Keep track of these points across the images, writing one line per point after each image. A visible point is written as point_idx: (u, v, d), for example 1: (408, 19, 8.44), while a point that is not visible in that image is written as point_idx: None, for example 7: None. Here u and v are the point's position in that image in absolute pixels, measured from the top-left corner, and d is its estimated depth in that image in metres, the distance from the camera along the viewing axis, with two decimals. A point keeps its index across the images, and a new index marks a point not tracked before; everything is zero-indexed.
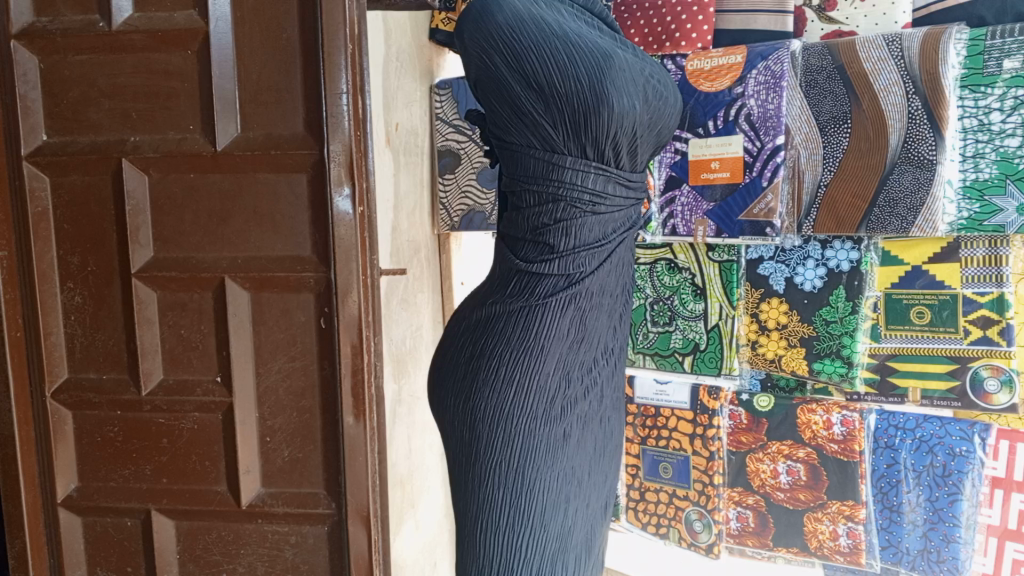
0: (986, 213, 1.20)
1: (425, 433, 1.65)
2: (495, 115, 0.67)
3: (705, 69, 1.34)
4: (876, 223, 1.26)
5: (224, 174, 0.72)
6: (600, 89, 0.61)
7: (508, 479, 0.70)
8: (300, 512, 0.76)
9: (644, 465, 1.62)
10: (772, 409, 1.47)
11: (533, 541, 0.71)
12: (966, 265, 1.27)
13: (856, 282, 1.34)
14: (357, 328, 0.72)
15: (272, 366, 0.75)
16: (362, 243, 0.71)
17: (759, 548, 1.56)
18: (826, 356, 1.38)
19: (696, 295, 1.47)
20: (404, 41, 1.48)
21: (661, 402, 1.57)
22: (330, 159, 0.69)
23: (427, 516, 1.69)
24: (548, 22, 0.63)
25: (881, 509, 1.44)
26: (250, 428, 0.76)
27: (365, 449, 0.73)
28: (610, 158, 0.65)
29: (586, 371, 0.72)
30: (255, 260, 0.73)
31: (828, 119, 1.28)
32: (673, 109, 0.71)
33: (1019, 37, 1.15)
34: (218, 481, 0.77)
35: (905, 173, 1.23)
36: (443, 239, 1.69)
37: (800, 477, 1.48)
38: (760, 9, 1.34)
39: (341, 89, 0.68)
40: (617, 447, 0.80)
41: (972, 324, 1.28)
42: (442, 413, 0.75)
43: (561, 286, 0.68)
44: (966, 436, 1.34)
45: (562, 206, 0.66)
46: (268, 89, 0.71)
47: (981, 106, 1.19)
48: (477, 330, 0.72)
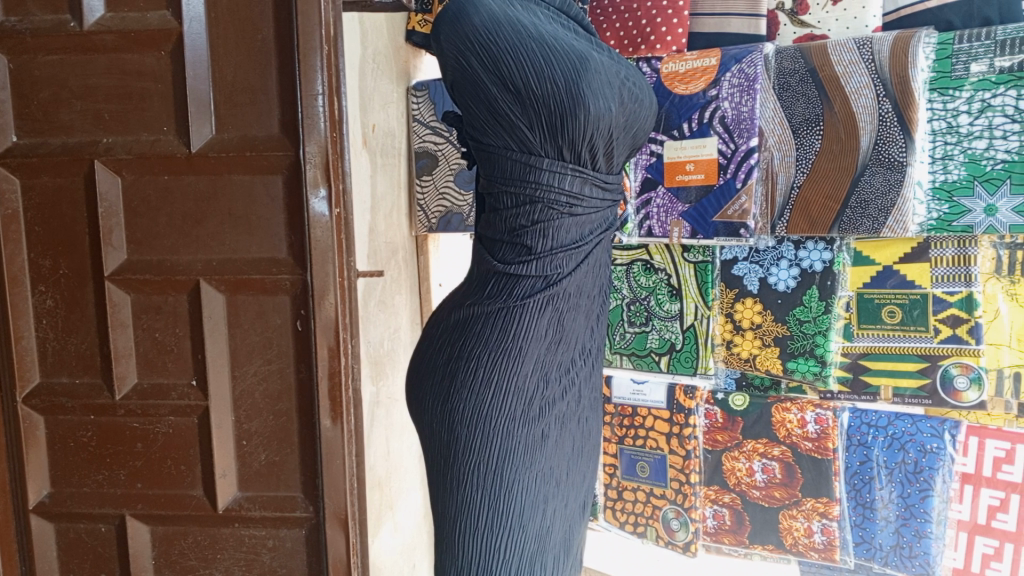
0: (955, 214, 1.22)
1: (403, 435, 1.65)
2: (472, 117, 0.67)
3: (680, 72, 1.36)
4: (848, 224, 1.28)
5: (198, 175, 0.72)
6: (576, 91, 0.61)
7: (487, 480, 0.70)
8: (278, 516, 0.76)
9: (622, 464, 1.63)
10: (747, 408, 1.48)
11: (512, 541, 0.71)
12: (936, 265, 1.29)
13: (829, 282, 1.36)
14: (334, 331, 0.71)
15: (248, 369, 0.74)
16: (339, 245, 0.71)
17: (735, 546, 1.57)
18: (800, 355, 1.40)
19: (672, 296, 1.48)
20: (380, 42, 1.48)
21: (637, 402, 1.57)
22: (306, 160, 0.69)
23: (406, 518, 1.69)
24: (524, 24, 0.64)
25: (855, 505, 1.45)
26: (226, 431, 0.75)
27: (342, 452, 0.73)
28: (587, 159, 0.66)
29: (564, 371, 0.72)
30: (231, 262, 0.72)
31: (801, 122, 1.30)
32: (649, 112, 0.71)
33: (986, 41, 1.17)
34: (194, 486, 0.77)
35: (876, 175, 1.25)
36: (421, 241, 1.69)
37: (775, 474, 1.49)
38: (734, 12, 1.35)
39: (317, 90, 0.68)
40: (595, 446, 0.80)
41: (942, 323, 1.30)
42: (421, 415, 0.75)
43: (538, 288, 0.68)
44: (937, 434, 1.37)
45: (539, 208, 0.66)
46: (243, 90, 0.70)
47: (949, 109, 1.21)
48: (455, 331, 0.72)
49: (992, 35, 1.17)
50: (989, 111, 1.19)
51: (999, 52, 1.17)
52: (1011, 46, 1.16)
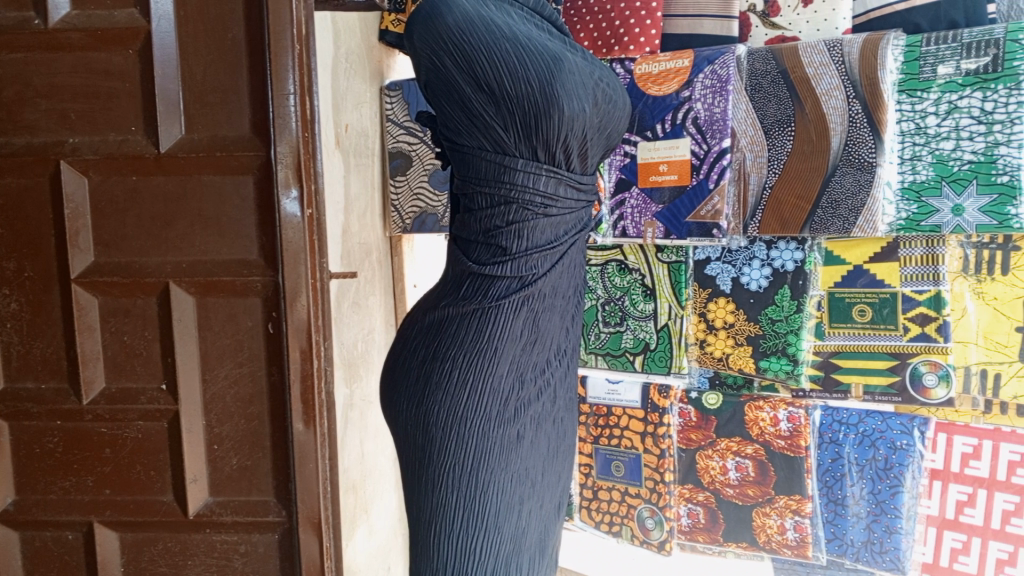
0: (923, 213, 1.24)
1: (378, 437, 1.64)
2: (446, 117, 0.66)
3: (653, 73, 1.37)
4: (819, 224, 1.29)
5: (168, 176, 0.71)
6: (550, 92, 0.61)
7: (462, 481, 0.70)
8: (250, 521, 0.75)
9: (597, 464, 1.64)
10: (721, 406, 1.50)
11: (487, 543, 0.70)
12: (905, 264, 1.31)
13: (800, 281, 1.37)
14: (306, 333, 0.70)
15: (219, 372, 0.73)
16: (311, 246, 0.70)
17: (709, 544, 1.58)
18: (772, 354, 1.41)
19: (646, 296, 1.49)
20: (353, 41, 1.47)
21: (612, 401, 1.58)
22: (277, 160, 0.68)
23: (381, 520, 1.68)
24: (497, 23, 0.63)
25: (826, 502, 1.47)
26: (196, 435, 0.74)
27: (315, 456, 0.72)
28: (561, 160, 0.65)
29: (539, 372, 0.72)
30: (200, 264, 0.71)
31: (773, 123, 1.31)
32: (622, 113, 0.71)
33: (952, 43, 1.19)
34: (163, 491, 0.75)
35: (846, 175, 1.26)
36: (395, 242, 1.68)
37: (749, 473, 1.50)
38: (707, 14, 1.36)
39: (288, 89, 0.67)
40: (570, 447, 0.80)
41: (911, 321, 1.31)
42: (395, 417, 0.74)
43: (513, 289, 0.68)
44: (907, 430, 1.39)
45: (513, 209, 0.66)
46: (213, 90, 0.69)
47: (917, 111, 1.23)
48: (430, 333, 0.72)
49: (958, 37, 1.19)
50: (956, 112, 1.20)
51: (965, 54, 1.19)
52: (977, 48, 1.18)
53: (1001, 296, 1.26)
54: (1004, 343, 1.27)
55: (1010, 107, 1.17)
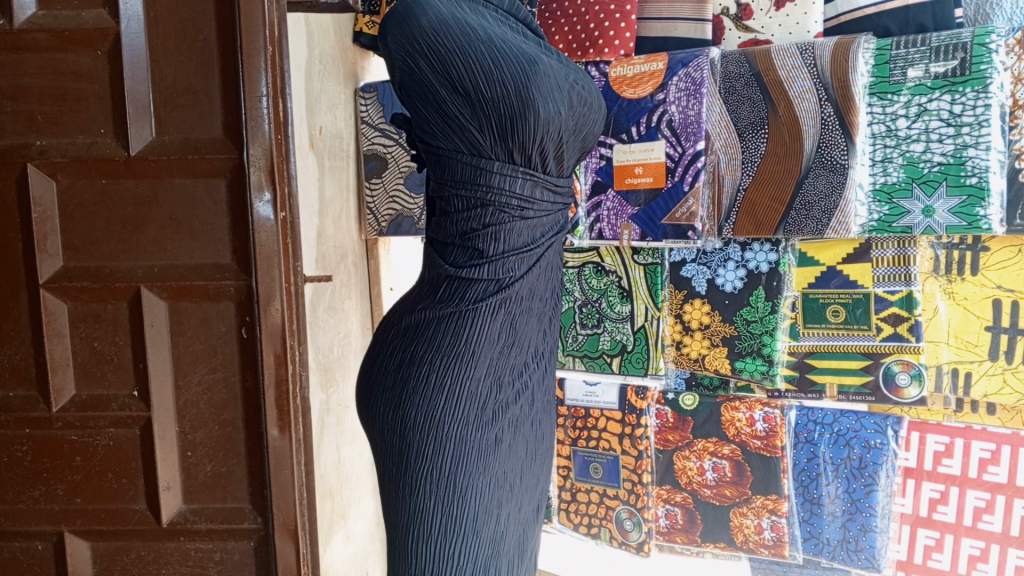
0: (894, 215, 1.25)
1: (355, 442, 1.63)
2: (421, 119, 0.66)
3: (628, 76, 1.38)
4: (793, 225, 1.30)
5: (138, 179, 0.70)
6: (526, 94, 0.61)
7: (440, 486, 0.69)
8: (225, 528, 0.74)
9: (575, 466, 1.64)
10: (697, 407, 1.50)
11: (466, 547, 0.70)
12: (877, 265, 1.33)
13: (775, 282, 1.38)
14: (280, 338, 0.69)
15: (192, 378, 0.72)
16: (284, 250, 0.69)
17: (687, 544, 1.59)
18: (747, 354, 1.42)
19: (623, 298, 1.49)
20: (327, 43, 1.46)
21: (590, 403, 1.59)
22: (250, 163, 0.67)
23: (359, 526, 1.67)
24: (472, 25, 0.63)
25: (803, 501, 1.48)
26: (170, 442, 0.73)
27: (292, 461, 0.71)
28: (537, 163, 0.65)
29: (517, 375, 0.71)
30: (173, 268, 0.70)
31: (746, 125, 1.32)
32: (598, 116, 0.71)
33: (922, 47, 1.21)
34: (136, 500, 0.74)
35: (820, 177, 1.28)
36: (371, 244, 1.67)
37: (726, 473, 1.51)
38: (681, 17, 1.37)
39: (260, 91, 0.66)
40: (549, 449, 0.80)
41: (884, 321, 1.33)
42: (372, 422, 0.74)
43: (490, 291, 0.68)
44: (880, 429, 1.40)
45: (490, 211, 0.66)
46: (184, 92, 0.68)
47: (889, 113, 1.25)
48: (407, 336, 0.71)
49: (927, 41, 1.21)
50: (925, 115, 1.22)
51: (934, 58, 1.20)
52: (945, 52, 1.19)
53: (971, 296, 1.28)
54: (975, 342, 1.29)
55: (978, 110, 1.19)
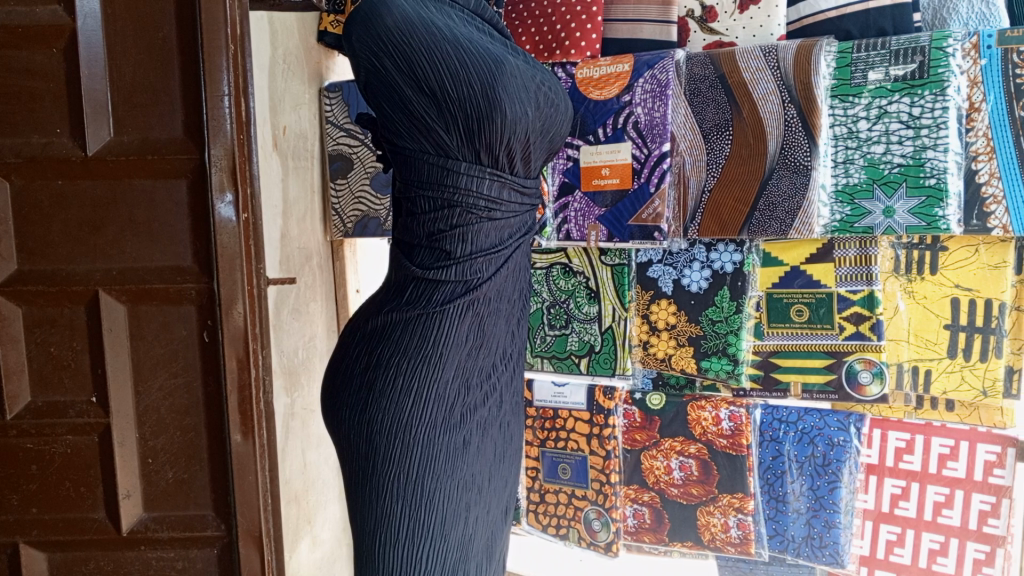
0: (855, 216, 1.27)
1: (320, 446, 1.61)
2: (387, 119, 0.66)
3: (594, 77, 1.38)
4: (757, 227, 1.32)
5: (96, 180, 0.68)
6: (492, 94, 0.61)
7: (407, 490, 0.69)
8: (187, 536, 0.73)
9: (544, 467, 1.64)
10: (664, 407, 1.52)
11: (434, 551, 0.70)
12: (840, 265, 1.34)
13: (739, 282, 1.40)
14: (243, 341, 0.68)
15: (153, 384, 0.70)
16: (247, 252, 0.68)
17: (655, 544, 1.59)
18: (712, 354, 1.43)
19: (590, 298, 1.50)
20: (290, 42, 1.44)
21: (558, 404, 1.59)
22: (211, 164, 0.66)
23: (325, 531, 1.65)
24: (438, 25, 0.63)
25: (768, 500, 1.49)
26: (129, 449, 0.71)
27: (255, 467, 0.70)
28: (505, 163, 0.65)
29: (485, 377, 0.71)
30: (132, 271, 0.69)
31: (711, 127, 1.33)
32: (564, 117, 0.71)
33: (881, 50, 1.23)
34: (94, 508, 0.72)
35: (783, 178, 1.29)
36: (337, 246, 1.65)
37: (692, 472, 1.52)
38: (646, 19, 1.38)
39: (222, 91, 0.65)
40: (517, 451, 0.79)
41: (846, 320, 1.35)
42: (338, 425, 0.73)
43: (458, 293, 0.67)
44: (844, 427, 1.42)
45: (457, 212, 0.65)
46: (144, 91, 0.67)
47: (850, 115, 1.27)
48: (374, 338, 0.70)
49: (887, 44, 1.22)
50: (885, 117, 1.24)
51: (894, 61, 1.22)
52: (904, 55, 1.21)
53: (930, 295, 1.31)
54: (934, 340, 1.31)
55: (936, 113, 1.21)
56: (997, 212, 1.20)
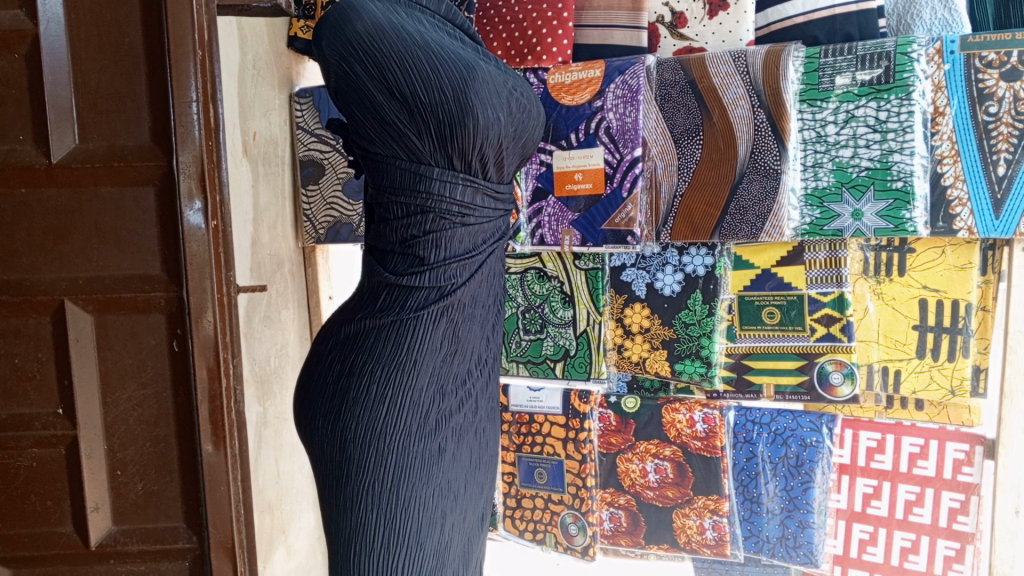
0: (825, 218, 1.28)
1: (294, 455, 1.60)
2: (358, 125, 0.65)
3: (566, 82, 1.38)
4: (728, 230, 1.33)
5: (61, 188, 0.67)
6: (464, 100, 0.61)
7: (382, 499, 0.68)
8: (158, 548, 0.71)
9: (520, 472, 1.63)
10: (639, 410, 1.53)
11: (410, 559, 0.69)
12: (810, 266, 1.36)
13: (711, 285, 1.41)
14: (213, 350, 0.67)
15: (121, 394, 0.69)
16: (217, 259, 0.67)
17: (632, 547, 1.60)
18: (686, 356, 1.44)
19: (565, 303, 1.50)
20: (260, 48, 1.44)
21: (534, 408, 1.59)
22: (179, 171, 0.65)
23: (300, 540, 1.64)
24: (408, 30, 0.62)
25: (742, 501, 1.50)
26: (98, 461, 0.70)
27: (227, 477, 0.68)
28: (477, 168, 0.65)
29: (460, 384, 0.70)
30: (100, 279, 0.68)
31: (682, 132, 1.34)
32: (537, 122, 0.71)
33: (849, 55, 1.25)
34: (62, 523, 0.71)
35: (753, 182, 1.30)
36: (309, 252, 1.64)
37: (667, 474, 1.53)
38: (617, 24, 1.38)
39: (190, 97, 0.64)
40: (493, 457, 0.79)
41: (817, 322, 1.36)
42: (311, 434, 0.72)
43: (432, 299, 0.67)
44: (816, 427, 1.44)
45: (430, 218, 0.65)
46: (109, 96, 0.66)
47: (818, 120, 1.28)
48: (346, 346, 0.70)
49: (853, 50, 1.24)
50: (853, 121, 1.26)
51: (860, 66, 1.24)
52: (870, 60, 1.23)
53: (899, 296, 1.33)
54: (903, 341, 1.34)
55: (902, 117, 1.23)
56: (962, 214, 1.22)
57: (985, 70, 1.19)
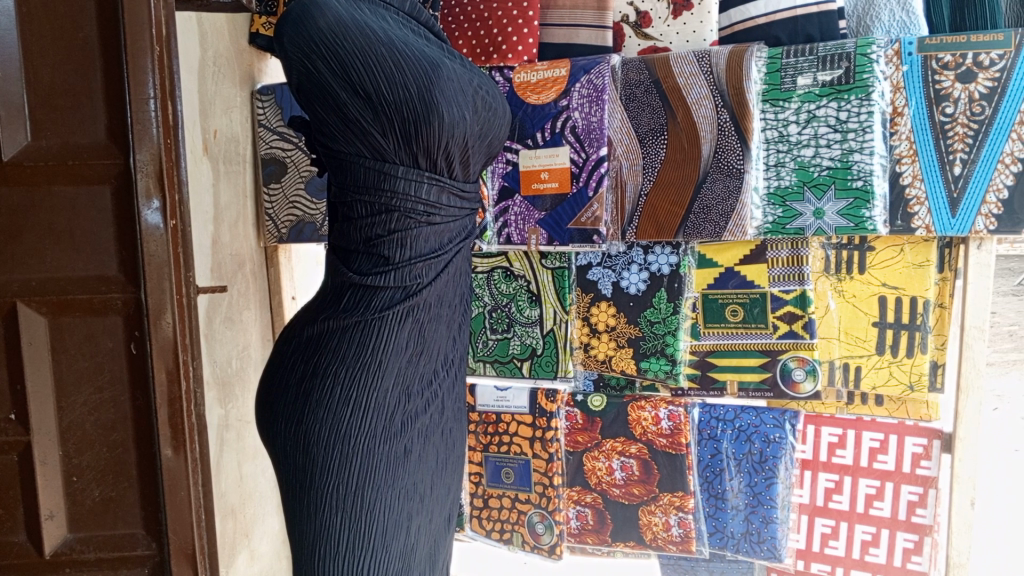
0: (787, 217, 1.30)
1: (257, 458, 1.58)
2: (321, 123, 0.64)
3: (532, 81, 1.38)
4: (692, 229, 1.34)
5: (12, 187, 0.65)
6: (429, 98, 0.60)
7: (346, 502, 0.67)
8: (116, 556, 0.70)
9: (487, 471, 1.63)
10: (604, 408, 1.53)
11: (376, 561, 0.68)
12: (773, 265, 1.37)
13: (676, 284, 1.41)
14: (173, 352, 0.65)
15: (76, 399, 0.67)
16: (176, 260, 0.65)
17: (598, 545, 1.60)
18: (651, 355, 1.44)
19: (532, 301, 1.50)
20: (221, 44, 1.42)
21: (501, 408, 1.58)
22: (136, 169, 0.63)
23: (263, 544, 1.62)
24: (372, 28, 0.61)
25: (707, 497, 1.51)
26: (53, 468, 0.68)
27: (187, 482, 0.67)
28: (443, 167, 0.64)
29: (426, 384, 0.70)
30: (54, 281, 0.66)
31: (646, 131, 1.35)
32: (502, 121, 0.71)
33: (810, 56, 1.26)
34: (15, 531, 0.69)
35: (716, 182, 1.31)
36: (271, 252, 1.61)
37: (633, 472, 1.53)
38: (582, 23, 1.39)
39: (148, 94, 0.62)
40: (460, 457, 0.78)
41: (780, 320, 1.38)
42: (273, 437, 0.71)
43: (398, 299, 0.66)
44: (779, 424, 1.46)
45: (395, 217, 0.64)
46: (63, 92, 0.64)
47: (780, 119, 1.30)
48: (310, 347, 0.69)
49: (815, 50, 1.26)
50: (814, 121, 1.28)
51: (821, 67, 1.26)
52: (832, 61, 1.25)
53: (859, 293, 1.36)
54: (863, 337, 1.36)
55: (862, 117, 1.25)
56: (920, 213, 1.25)
57: (942, 72, 1.21)
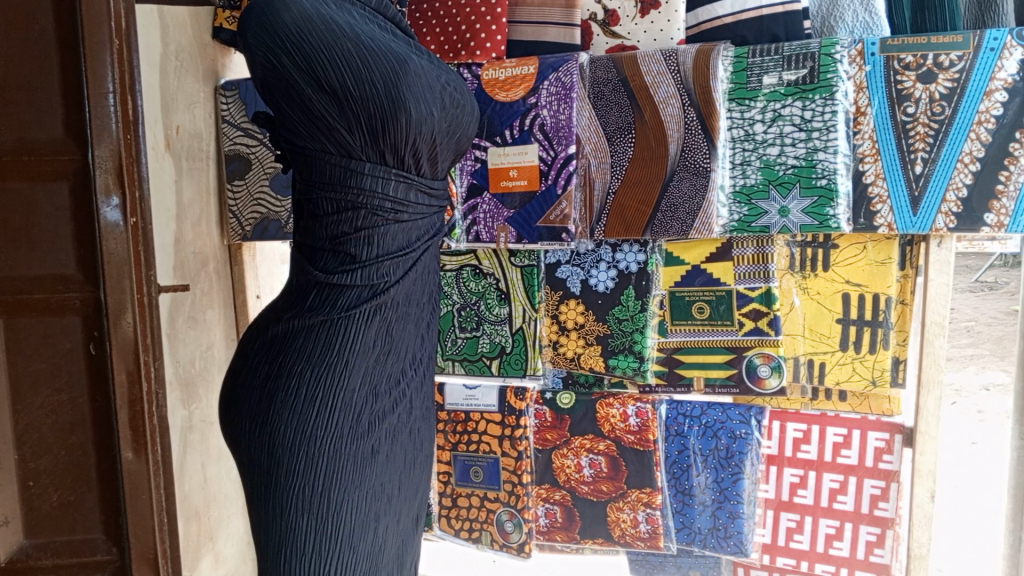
0: (753, 216, 1.31)
1: (222, 460, 1.55)
2: (286, 119, 0.63)
3: (500, 79, 1.37)
4: (660, 227, 1.34)
5: None
6: (396, 94, 0.59)
7: (312, 503, 0.66)
8: (75, 562, 0.68)
9: (456, 471, 1.62)
10: (574, 406, 1.54)
11: (343, 562, 0.68)
12: (738, 263, 1.39)
13: (643, 282, 1.42)
14: (133, 353, 0.63)
15: (33, 401, 0.65)
16: (136, 258, 0.63)
17: (567, 542, 1.60)
18: (620, 352, 1.45)
19: (500, 299, 1.50)
20: (183, 38, 1.39)
21: (470, 407, 1.58)
22: (94, 164, 0.61)
23: (228, 547, 1.60)
24: (338, 22, 0.60)
25: (675, 493, 1.53)
26: (8, 472, 0.66)
27: (148, 486, 0.65)
28: (411, 165, 0.64)
29: (394, 384, 0.69)
30: (9, 280, 0.64)
31: (614, 130, 1.36)
32: (470, 118, 0.70)
33: (775, 56, 1.27)
34: None
35: (683, 180, 1.32)
36: (234, 250, 1.58)
37: (602, 468, 1.54)
38: (550, 21, 1.39)
39: (107, 88, 0.61)
40: (428, 457, 0.78)
41: (746, 316, 1.39)
42: (237, 438, 0.70)
43: (364, 297, 0.66)
44: (745, 419, 1.47)
45: (361, 214, 0.64)
46: (19, 86, 0.63)
47: (746, 118, 1.31)
48: (275, 347, 0.68)
49: (780, 50, 1.27)
50: (780, 120, 1.29)
51: (786, 67, 1.27)
52: (796, 61, 1.26)
53: (823, 291, 1.38)
54: (827, 334, 1.38)
55: (826, 116, 1.26)
56: (883, 210, 1.27)
57: (903, 72, 1.23)
